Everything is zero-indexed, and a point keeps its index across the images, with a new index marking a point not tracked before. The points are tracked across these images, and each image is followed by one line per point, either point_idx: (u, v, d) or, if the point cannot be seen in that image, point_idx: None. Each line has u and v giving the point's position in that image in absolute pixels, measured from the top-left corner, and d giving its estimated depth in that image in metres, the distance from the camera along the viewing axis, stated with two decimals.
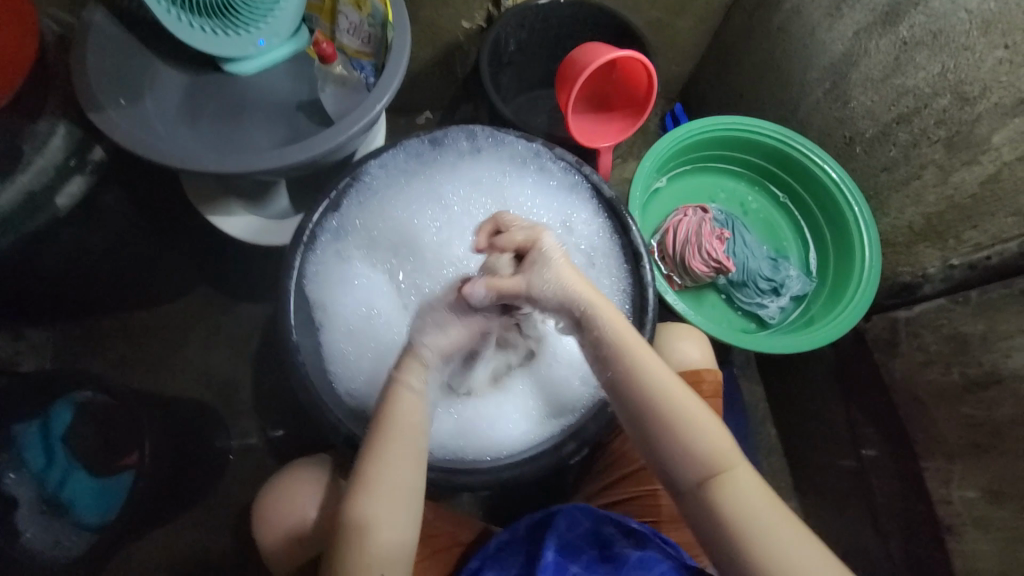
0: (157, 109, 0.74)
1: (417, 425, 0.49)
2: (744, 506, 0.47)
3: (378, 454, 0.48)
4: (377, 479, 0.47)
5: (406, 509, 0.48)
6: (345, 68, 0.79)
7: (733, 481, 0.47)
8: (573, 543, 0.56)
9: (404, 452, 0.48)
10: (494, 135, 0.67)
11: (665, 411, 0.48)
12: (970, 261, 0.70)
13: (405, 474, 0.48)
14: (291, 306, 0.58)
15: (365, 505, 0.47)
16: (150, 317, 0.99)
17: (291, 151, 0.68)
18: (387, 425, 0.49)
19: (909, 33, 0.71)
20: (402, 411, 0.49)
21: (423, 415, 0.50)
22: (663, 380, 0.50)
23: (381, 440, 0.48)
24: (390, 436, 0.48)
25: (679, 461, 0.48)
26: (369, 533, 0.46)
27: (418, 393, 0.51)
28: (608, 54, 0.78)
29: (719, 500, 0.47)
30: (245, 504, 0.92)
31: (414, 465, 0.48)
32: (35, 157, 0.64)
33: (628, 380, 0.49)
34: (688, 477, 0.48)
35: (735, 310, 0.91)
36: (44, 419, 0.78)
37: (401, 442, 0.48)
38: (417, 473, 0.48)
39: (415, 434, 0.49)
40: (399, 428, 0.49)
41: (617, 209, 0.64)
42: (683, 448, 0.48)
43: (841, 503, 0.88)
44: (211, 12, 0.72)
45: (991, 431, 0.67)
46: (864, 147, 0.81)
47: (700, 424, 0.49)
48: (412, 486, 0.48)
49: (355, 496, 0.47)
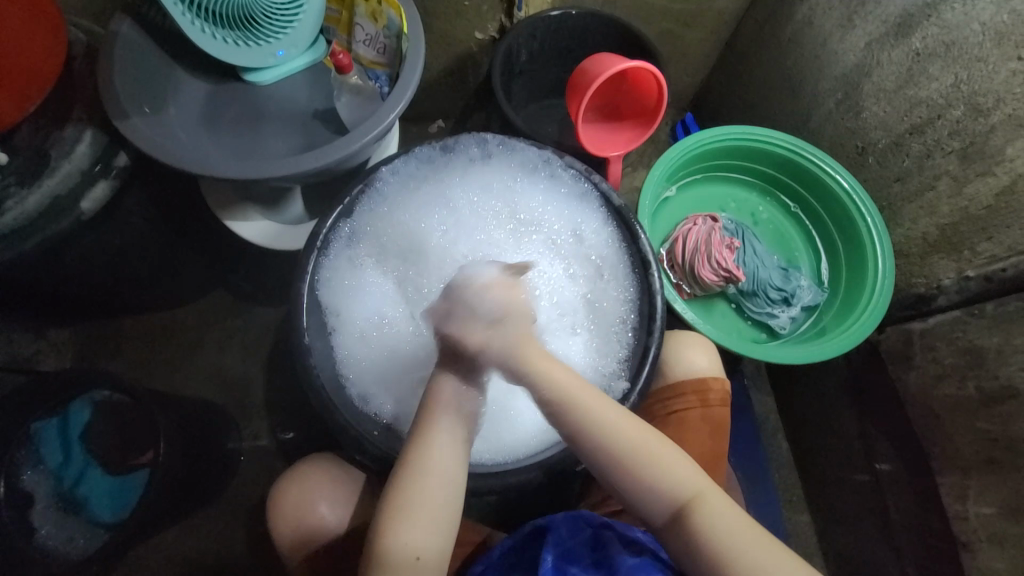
0: (180, 118, 0.77)
1: (466, 414, 0.52)
2: (722, 535, 0.47)
3: (428, 440, 0.49)
4: (424, 465, 0.48)
5: (445, 506, 0.48)
6: (361, 78, 0.81)
7: (704, 512, 0.48)
8: (573, 548, 0.57)
9: (454, 442, 0.50)
10: (505, 143, 0.68)
11: (622, 458, 0.49)
12: (986, 272, 0.68)
13: (453, 463, 0.49)
14: (304, 310, 0.59)
15: (410, 491, 0.47)
16: (166, 319, 1.01)
17: (307, 158, 0.70)
18: (433, 416, 0.50)
19: (922, 45, 0.71)
20: (450, 402, 0.51)
21: (472, 406, 0.53)
22: (618, 425, 0.49)
23: (428, 430, 0.50)
24: (433, 431, 0.50)
25: (649, 498, 0.49)
26: (404, 525, 0.47)
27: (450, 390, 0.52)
28: (619, 64, 0.79)
29: (694, 532, 0.48)
30: (255, 505, 0.93)
31: (461, 456, 0.50)
32: (61, 162, 0.68)
33: (579, 437, 0.49)
34: (660, 514, 0.49)
35: (745, 320, 0.90)
36: (62, 418, 0.80)
37: (447, 432, 0.50)
38: (460, 466, 0.49)
39: (458, 426, 0.51)
40: (442, 421, 0.50)
41: (626, 217, 0.64)
42: (648, 489, 0.49)
43: (853, 518, 0.87)
44: (233, 24, 0.74)
45: (1007, 446, 0.66)
46: (876, 157, 0.81)
47: (660, 464, 0.49)
48: (456, 478, 0.49)
49: (404, 480, 0.48)
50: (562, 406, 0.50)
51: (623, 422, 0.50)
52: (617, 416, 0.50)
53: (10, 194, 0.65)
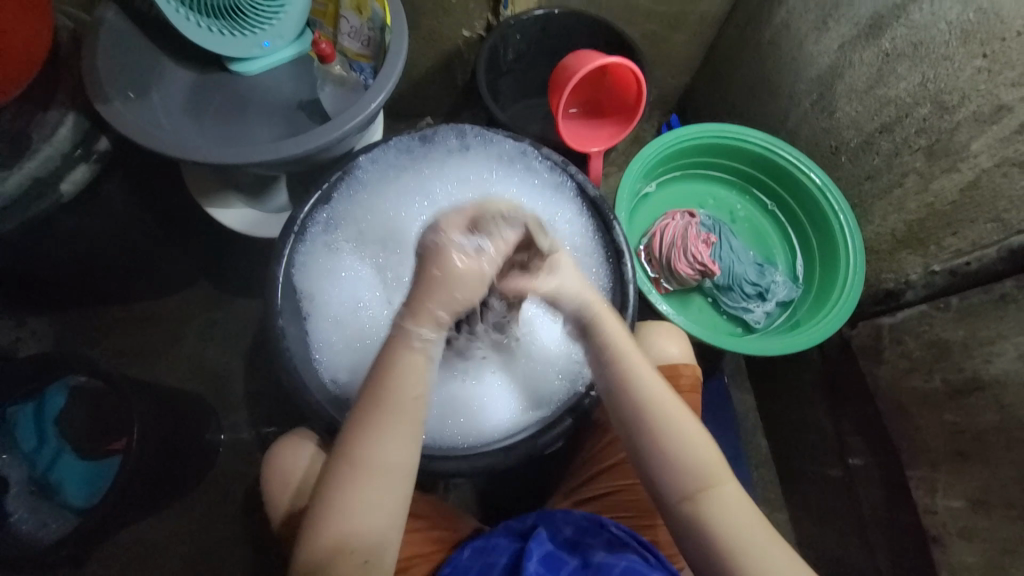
0: (163, 103, 0.77)
1: (419, 397, 0.47)
2: (731, 524, 0.48)
3: (376, 427, 0.46)
4: (370, 456, 0.45)
5: (395, 485, 0.46)
6: (343, 69, 0.81)
7: (721, 497, 0.49)
8: (553, 551, 0.57)
9: (405, 428, 0.46)
10: (483, 134, 0.69)
11: (653, 417, 0.50)
12: (951, 266, 0.70)
13: (401, 452, 0.46)
14: (278, 293, 0.60)
15: (354, 481, 0.45)
16: (148, 309, 1.01)
17: (287, 145, 0.71)
18: (383, 395, 0.46)
19: (891, 45, 0.73)
20: (407, 378, 0.47)
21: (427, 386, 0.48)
22: (650, 385, 0.51)
23: (378, 409, 0.46)
24: (385, 411, 0.46)
25: (667, 473, 0.49)
26: (343, 516, 0.45)
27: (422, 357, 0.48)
28: (597, 60, 0.81)
29: (706, 515, 0.48)
30: (235, 497, 0.93)
31: (411, 448, 0.47)
32: (41, 145, 0.68)
33: (621, 394, 0.52)
34: (674, 492, 0.49)
35: (721, 314, 0.91)
36: (39, 402, 0.80)
37: (400, 414, 0.46)
38: (412, 452, 0.47)
39: (416, 404, 0.47)
40: (399, 400, 0.47)
41: (601, 207, 0.66)
42: (670, 462, 0.49)
43: (829, 514, 0.87)
44: (219, 13, 0.76)
45: (973, 438, 0.66)
46: (849, 156, 0.83)
47: (688, 440, 0.50)
48: (403, 470, 0.47)
49: (349, 468, 0.45)
50: (607, 359, 0.53)
51: (660, 388, 0.52)
52: (655, 380, 0.52)
53: None
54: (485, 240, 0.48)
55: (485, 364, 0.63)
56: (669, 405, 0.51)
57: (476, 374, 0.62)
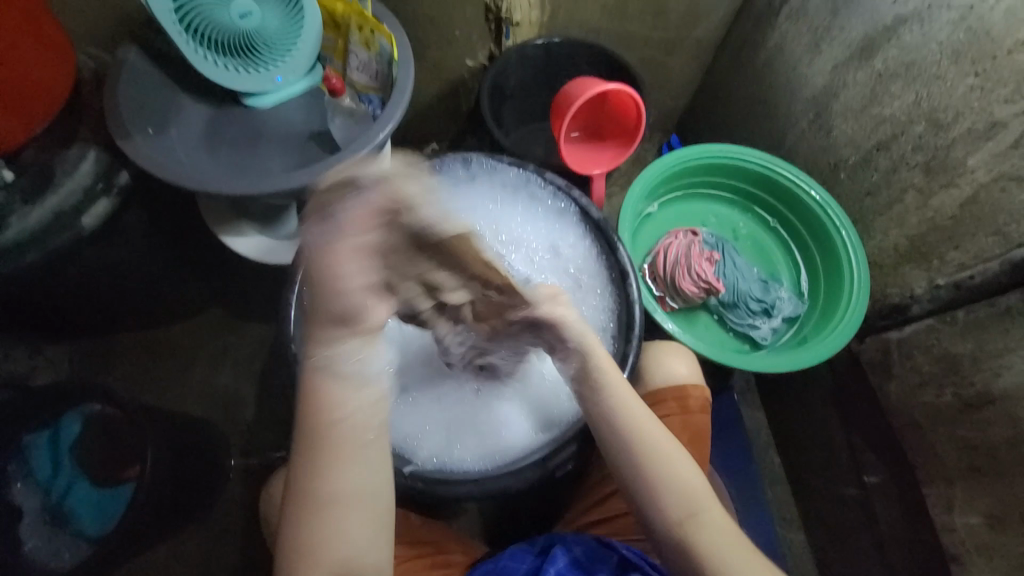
0: (181, 137, 0.80)
1: (352, 421, 0.45)
2: (717, 550, 0.50)
3: (322, 463, 0.45)
4: (326, 490, 0.45)
5: (363, 510, 0.46)
6: (352, 102, 0.88)
7: (705, 521, 0.51)
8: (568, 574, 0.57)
9: (350, 455, 0.45)
10: (488, 162, 0.71)
11: (641, 450, 0.52)
12: (955, 280, 0.70)
13: (353, 478, 0.46)
14: (291, 319, 0.61)
15: (319, 517, 0.45)
16: (161, 335, 1.03)
17: (300, 175, 0.73)
18: (317, 429, 0.45)
19: (884, 66, 0.75)
20: (333, 413, 0.45)
21: (359, 407, 0.45)
22: (637, 420, 0.53)
23: (318, 445, 0.45)
24: (327, 447, 0.45)
25: (657, 501, 0.51)
26: (319, 550, 0.46)
27: (343, 384, 0.44)
28: (598, 87, 0.84)
29: (693, 540, 0.50)
30: (245, 523, 0.92)
31: (367, 476, 0.46)
32: (64, 179, 0.71)
33: (608, 424, 0.53)
34: (664, 518, 0.51)
35: (727, 332, 0.92)
36: (54, 430, 0.81)
37: (341, 448, 0.45)
38: (367, 479, 0.46)
39: (353, 435, 0.45)
40: (336, 436, 0.45)
41: (605, 230, 0.67)
42: (658, 489, 0.51)
43: (847, 533, 0.86)
44: (234, 51, 0.79)
45: (988, 453, 0.66)
46: (848, 173, 0.84)
47: (673, 467, 0.52)
48: (364, 493, 0.46)
49: (308, 509, 0.45)
50: (590, 389, 0.54)
51: (644, 417, 0.53)
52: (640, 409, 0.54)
53: (14, 210, 0.68)
54: (337, 220, 0.35)
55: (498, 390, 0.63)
56: (655, 433, 0.53)
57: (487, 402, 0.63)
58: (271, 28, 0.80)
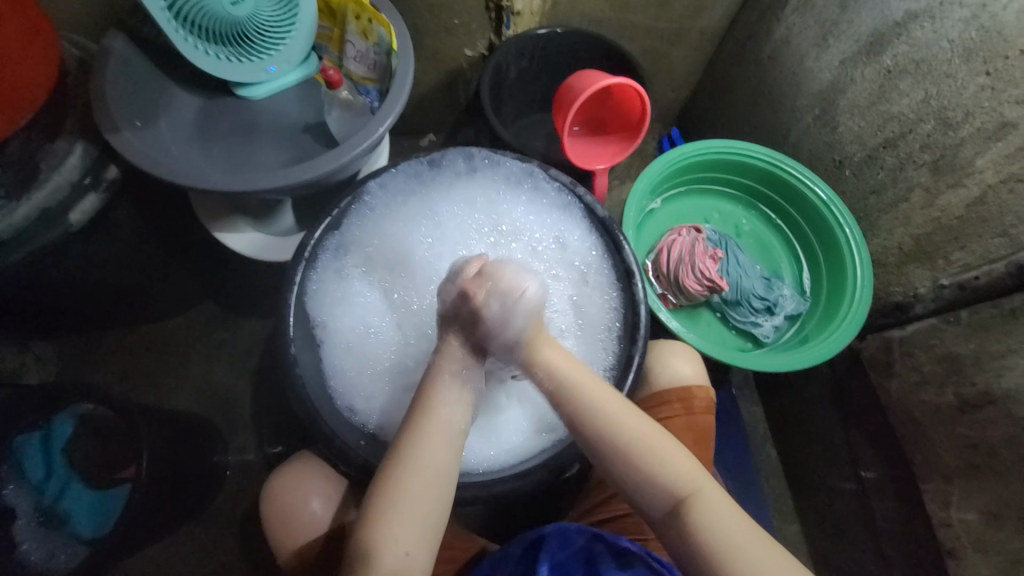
0: (171, 130, 0.78)
1: (455, 412, 0.51)
2: (721, 534, 0.46)
3: (419, 432, 0.49)
4: (413, 456, 0.48)
5: (436, 488, 0.48)
6: (351, 93, 0.84)
7: (704, 502, 0.48)
8: (564, 561, 0.55)
9: (444, 433, 0.50)
10: (490, 157, 0.69)
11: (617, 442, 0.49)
12: (959, 281, 0.70)
13: (443, 456, 0.49)
14: (290, 321, 0.59)
15: (399, 480, 0.47)
16: (154, 331, 1.01)
17: (297, 171, 0.71)
18: (425, 403, 0.51)
19: (893, 62, 0.74)
20: (443, 395, 0.52)
21: (464, 403, 0.52)
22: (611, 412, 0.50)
23: (421, 418, 0.50)
24: (430, 419, 0.50)
25: (645, 493, 0.49)
26: (386, 512, 0.46)
27: (454, 378, 0.53)
28: (603, 81, 0.82)
29: (694, 524, 0.47)
30: (242, 520, 0.92)
31: (449, 457, 0.49)
32: (51, 174, 0.68)
33: (587, 433, 0.50)
34: (657, 504, 0.49)
35: (729, 329, 0.92)
36: (45, 431, 0.79)
37: (438, 421, 0.50)
38: (449, 460, 0.49)
39: (454, 417, 0.51)
40: (439, 412, 0.51)
41: (610, 227, 0.65)
42: (647, 478, 0.49)
43: (842, 526, 0.87)
44: (226, 40, 0.76)
45: (987, 452, 0.67)
46: (853, 170, 0.83)
47: (655, 451, 0.49)
48: (447, 472, 0.48)
49: (394, 468, 0.47)
50: (562, 396, 0.51)
51: (620, 411, 0.51)
52: (615, 405, 0.51)
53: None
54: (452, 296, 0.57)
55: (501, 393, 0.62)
56: (634, 421, 0.50)
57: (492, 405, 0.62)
58: (266, 14, 0.76)
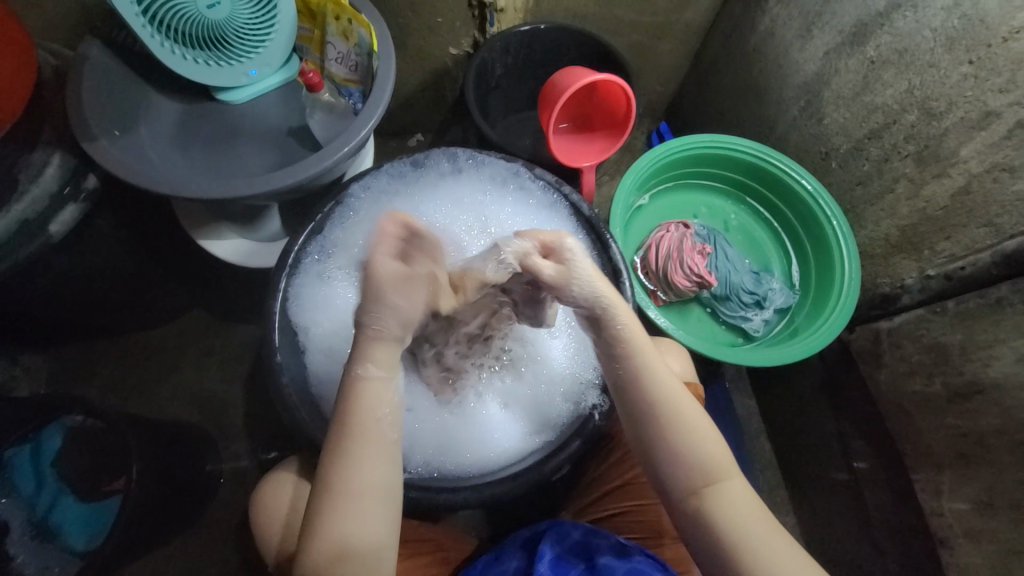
0: (151, 137, 0.77)
1: (385, 419, 0.45)
2: (735, 518, 0.47)
3: (345, 451, 0.44)
4: (343, 481, 0.43)
5: (375, 506, 0.44)
6: (332, 95, 0.84)
7: (723, 490, 0.48)
8: (564, 553, 0.56)
9: (375, 449, 0.44)
10: (474, 157, 0.69)
11: (662, 410, 0.49)
12: (946, 271, 0.70)
13: (376, 473, 0.44)
14: (275, 329, 0.59)
15: (331, 509, 0.43)
16: (144, 339, 1.00)
17: (280, 176, 0.70)
18: (347, 416, 0.44)
19: (876, 53, 0.74)
20: (369, 402, 0.45)
21: (394, 408, 0.46)
22: (660, 379, 0.50)
23: (345, 435, 0.44)
24: (355, 435, 0.44)
25: (671, 467, 0.49)
26: (322, 539, 0.42)
27: (381, 379, 0.45)
28: (587, 77, 0.81)
29: (708, 510, 0.47)
30: (237, 527, 0.92)
31: (387, 466, 0.44)
32: (30, 185, 0.66)
33: (631, 383, 0.50)
34: (680, 485, 0.49)
35: (720, 324, 0.92)
36: (35, 444, 0.78)
37: (370, 436, 0.44)
38: (391, 472, 0.45)
39: (383, 425, 0.45)
40: (365, 423, 0.44)
41: (596, 225, 0.65)
42: (677, 454, 0.49)
43: (835, 516, 0.87)
44: (204, 44, 0.75)
45: (976, 441, 0.67)
46: (839, 162, 0.83)
47: (691, 431, 0.49)
48: (385, 488, 0.44)
49: (329, 498, 0.43)
50: (615, 350, 0.51)
51: (665, 382, 0.50)
52: (663, 375, 0.50)
53: None
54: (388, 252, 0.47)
55: (486, 399, 0.62)
56: (681, 397, 0.50)
57: (478, 413, 0.61)
58: (243, 18, 0.74)
